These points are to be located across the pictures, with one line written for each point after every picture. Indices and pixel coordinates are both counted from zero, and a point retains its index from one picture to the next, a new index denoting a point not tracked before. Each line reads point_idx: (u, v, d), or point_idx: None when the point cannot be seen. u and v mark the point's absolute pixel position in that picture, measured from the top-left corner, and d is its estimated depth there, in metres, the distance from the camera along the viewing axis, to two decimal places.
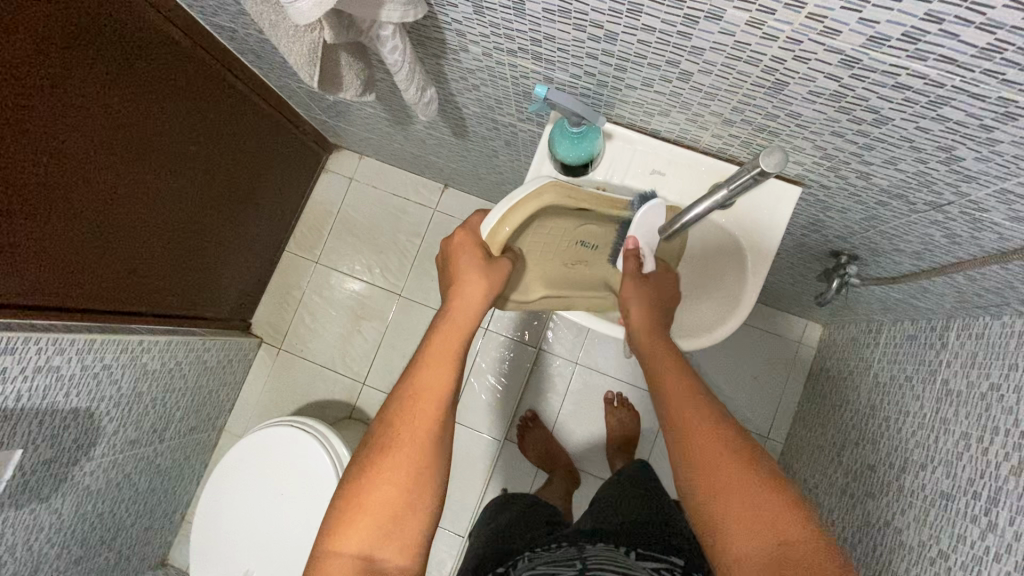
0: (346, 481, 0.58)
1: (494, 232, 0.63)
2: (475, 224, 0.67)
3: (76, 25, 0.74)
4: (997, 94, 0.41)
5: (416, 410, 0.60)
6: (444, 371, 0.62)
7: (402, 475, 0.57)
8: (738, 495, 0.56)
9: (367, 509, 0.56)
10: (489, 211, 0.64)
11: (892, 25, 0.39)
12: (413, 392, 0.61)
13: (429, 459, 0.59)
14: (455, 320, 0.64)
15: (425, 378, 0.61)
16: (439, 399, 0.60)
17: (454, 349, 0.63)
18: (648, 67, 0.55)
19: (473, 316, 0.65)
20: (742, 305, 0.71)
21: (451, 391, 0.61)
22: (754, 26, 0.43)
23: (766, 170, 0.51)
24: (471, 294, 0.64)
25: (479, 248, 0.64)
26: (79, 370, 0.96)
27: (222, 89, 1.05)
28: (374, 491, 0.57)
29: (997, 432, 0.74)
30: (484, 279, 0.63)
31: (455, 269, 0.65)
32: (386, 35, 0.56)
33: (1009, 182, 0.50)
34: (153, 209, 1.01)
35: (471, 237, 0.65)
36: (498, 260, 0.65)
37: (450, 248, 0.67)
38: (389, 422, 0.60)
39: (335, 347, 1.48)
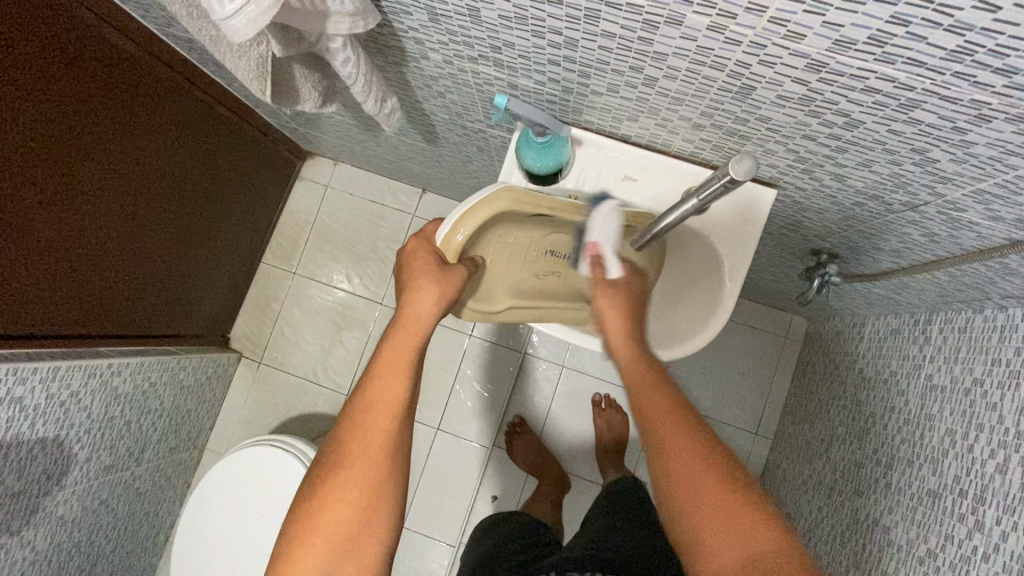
0: (298, 503, 0.56)
1: (450, 240, 0.61)
2: (430, 233, 0.66)
3: (18, 42, 0.70)
4: (969, 96, 0.39)
5: (368, 422, 0.57)
6: (397, 380, 0.59)
7: (355, 494, 0.55)
8: (712, 507, 0.53)
9: (319, 531, 0.54)
10: (444, 219, 0.63)
11: (857, 29, 0.37)
12: (365, 404, 0.58)
13: (385, 474, 0.57)
14: (406, 325, 0.61)
15: (377, 388, 0.58)
16: (393, 410, 0.58)
17: (408, 353, 0.60)
18: (612, 73, 0.53)
19: (426, 321, 0.62)
20: (721, 309, 0.69)
21: (406, 400, 0.59)
22: (716, 31, 0.41)
23: (736, 178, 0.50)
24: (425, 301, 0.61)
25: (434, 256, 0.63)
26: (44, 399, 0.93)
27: (187, 103, 1.02)
28: (326, 513, 0.55)
29: (982, 429, 0.73)
30: (439, 285, 0.61)
31: (409, 277, 0.63)
32: (336, 47, 0.53)
33: (986, 182, 0.49)
34: (120, 230, 0.98)
35: (426, 245, 0.64)
36: (455, 267, 0.62)
37: (405, 257, 0.65)
38: (342, 439, 0.57)
39: (316, 359, 1.45)
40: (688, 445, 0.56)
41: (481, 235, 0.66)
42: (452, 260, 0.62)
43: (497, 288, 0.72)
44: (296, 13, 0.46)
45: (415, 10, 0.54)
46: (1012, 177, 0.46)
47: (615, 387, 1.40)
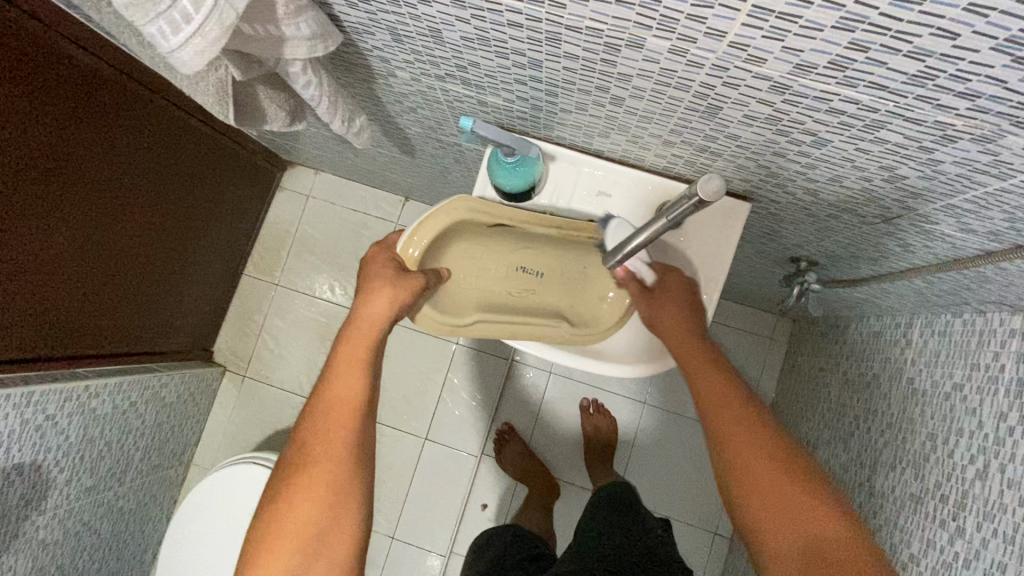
0: (264, 507, 0.55)
1: (402, 252, 0.66)
2: (391, 241, 0.68)
3: None
4: (934, 118, 0.39)
5: (329, 420, 0.56)
6: (355, 379, 0.58)
7: (321, 490, 0.54)
8: (777, 493, 0.53)
9: (287, 531, 0.53)
10: (403, 231, 0.68)
11: (817, 54, 0.36)
12: (324, 403, 0.57)
13: (348, 468, 0.55)
14: (360, 327, 0.60)
15: (334, 387, 0.57)
16: (351, 407, 0.57)
17: (363, 352, 0.59)
18: (579, 93, 0.52)
19: (378, 321, 0.60)
20: (700, 323, 0.68)
21: (365, 398, 0.58)
22: (677, 54, 0.41)
23: (706, 199, 0.49)
24: (379, 301, 0.61)
25: (390, 262, 0.65)
26: (18, 425, 0.91)
27: (162, 118, 1.00)
28: (292, 512, 0.53)
29: (961, 434, 0.73)
30: (392, 284, 0.62)
31: (363, 282, 0.63)
32: (295, 72, 0.52)
33: (955, 199, 0.48)
34: (94, 249, 0.97)
35: (383, 253, 0.66)
36: (412, 275, 0.64)
37: (363, 263, 0.66)
38: (304, 439, 0.56)
39: (301, 370, 1.44)
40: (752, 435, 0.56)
41: (440, 249, 0.69)
42: (408, 268, 0.65)
43: (465, 302, 0.72)
44: (249, 39, 0.45)
45: (377, 30, 0.53)
46: (982, 193, 0.46)
47: (602, 392, 1.39)
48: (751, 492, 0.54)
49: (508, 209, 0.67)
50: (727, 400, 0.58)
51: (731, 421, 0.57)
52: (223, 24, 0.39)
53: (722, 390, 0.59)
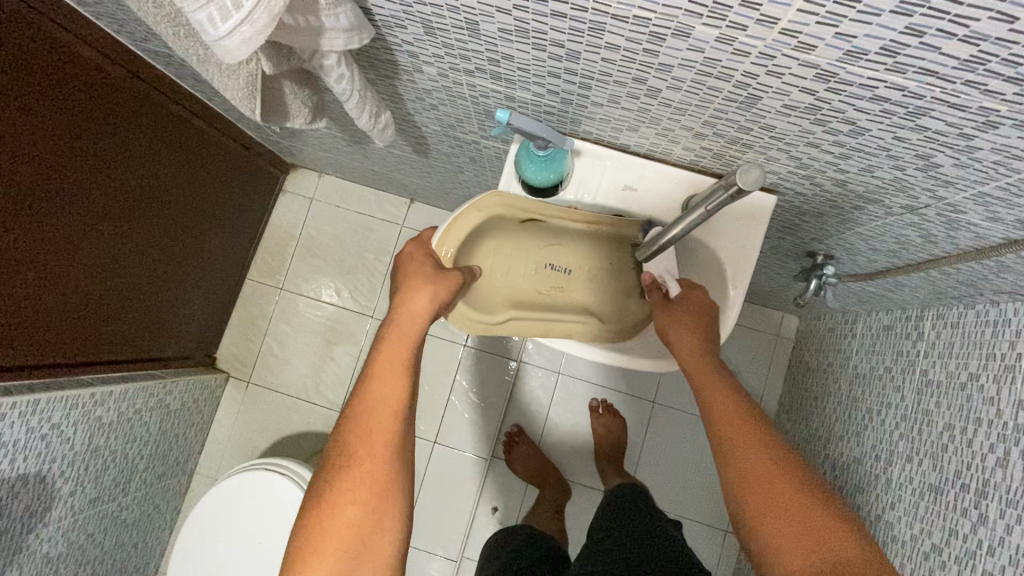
0: (305, 510, 0.53)
1: (437, 251, 0.67)
2: (427, 238, 0.69)
3: None
4: (979, 104, 0.39)
5: (372, 422, 0.55)
6: (397, 380, 0.57)
7: (364, 493, 0.53)
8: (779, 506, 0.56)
9: (329, 534, 0.52)
10: (436, 230, 0.69)
11: (869, 39, 0.36)
12: (366, 405, 0.56)
13: (391, 471, 0.54)
14: (402, 327, 0.61)
15: (377, 389, 0.57)
16: (394, 408, 0.56)
17: (404, 355, 0.59)
18: (614, 85, 0.52)
19: (418, 321, 0.61)
20: (725, 322, 0.68)
21: (406, 401, 0.57)
22: (725, 42, 0.41)
23: (744, 188, 0.50)
24: (420, 300, 0.61)
25: (428, 260, 0.66)
26: (23, 434, 0.88)
27: (163, 116, 0.99)
28: (335, 514, 0.52)
29: (981, 423, 0.74)
30: (432, 283, 0.63)
31: (402, 282, 0.64)
32: (330, 64, 0.51)
33: (987, 186, 0.49)
34: (96, 253, 0.95)
35: (420, 249, 0.67)
36: (449, 272, 0.65)
37: (400, 259, 0.67)
38: (344, 443, 0.55)
39: (306, 375, 1.42)
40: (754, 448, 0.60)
41: (472, 247, 0.70)
42: (444, 267, 0.66)
43: (497, 299, 0.73)
44: (289, 30, 0.45)
45: (409, 23, 0.53)
46: (1014, 180, 0.47)
47: (612, 393, 1.39)
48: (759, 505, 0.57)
49: (538, 204, 0.68)
50: (735, 418, 0.62)
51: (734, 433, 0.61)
52: (271, 12, 0.38)
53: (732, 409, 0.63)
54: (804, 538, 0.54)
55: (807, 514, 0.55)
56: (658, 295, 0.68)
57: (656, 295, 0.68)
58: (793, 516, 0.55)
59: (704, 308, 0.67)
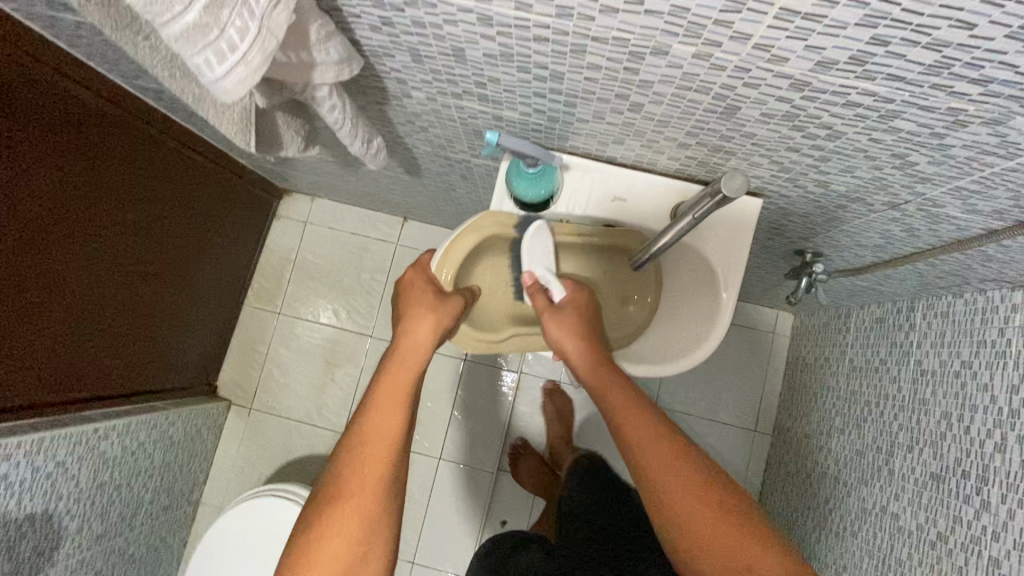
0: (295, 538, 0.54)
1: (438, 275, 0.68)
2: (426, 262, 0.70)
3: None
4: (947, 104, 0.41)
5: (367, 453, 0.56)
6: (395, 412, 0.58)
7: (354, 524, 0.53)
8: (689, 505, 0.58)
9: (317, 564, 0.51)
10: (435, 253, 0.70)
11: (839, 50, 0.38)
12: (363, 436, 0.57)
13: (383, 505, 0.55)
14: (404, 356, 0.63)
15: (375, 420, 0.58)
16: (389, 439, 0.57)
17: (404, 388, 0.60)
18: (598, 102, 0.54)
19: (421, 353, 0.63)
20: (721, 316, 0.69)
21: (403, 434, 0.58)
22: (701, 58, 0.43)
23: (729, 195, 0.52)
24: (424, 329, 0.64)
25: (430, 286, 0.67)
26: (29, 473, 0.88)
27: (152, 148, 1.00)
28: (325, 544, 0.52)
29: (976, 410, 0.76)
30: (434, 312, 0.65)
31: (404, 311, 0.66)
32: (322, 96, 0.52)
33: (963, 181, 0.51)
34: (93, 288, 0.96)
35: (420, 275, 0.68)
36: (451, 296, 0.67)
37: (401, 285, 0.69)
38: (340, 472, 0.56)
39: (307, 398, 1.42)
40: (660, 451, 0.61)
41: (471, 267, 0.72)
42: (446, 290, 0.68)
43: (497, 317, 0.75)
44: (283, 66, 0.46)
45: (397, 52, 0.54)
46: (989, 174, 0.48)
47: None
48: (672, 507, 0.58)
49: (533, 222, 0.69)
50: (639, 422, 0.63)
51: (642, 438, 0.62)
52: (265, 51, 0.39)
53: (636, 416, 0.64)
54: (715, 539, 0.56)
55: (708, 510, 0.57)
56: (544, 297, 0.71)
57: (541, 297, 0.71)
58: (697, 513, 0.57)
59: (587, 308, 0.72)
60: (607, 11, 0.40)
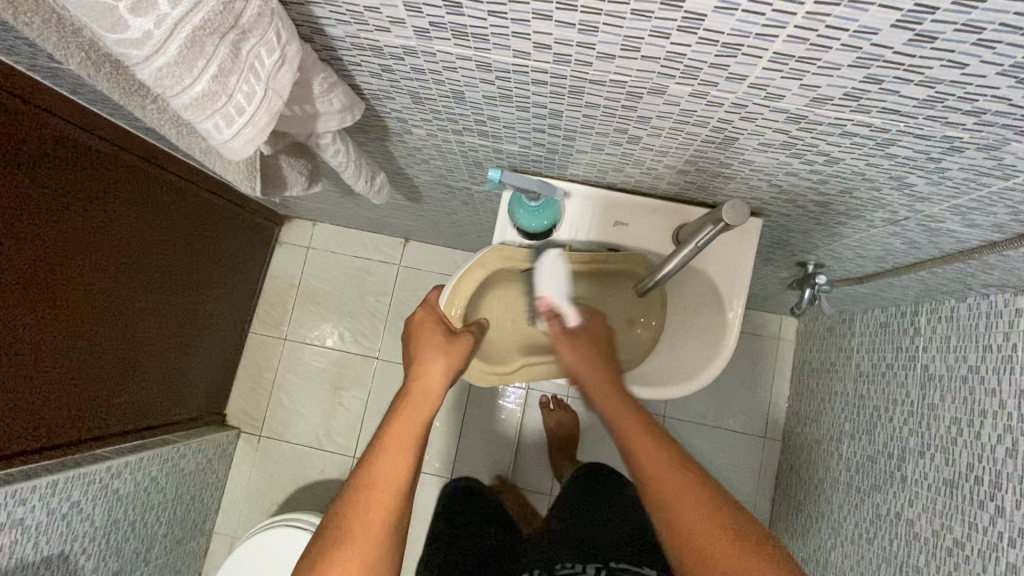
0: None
1: (447, 312, 0.69)
2: (434, 300, 0.71)
3: None
4: (942, 133, 0.42)
5: (373, 497, 0.56)
6: (403, 456, 0.59)
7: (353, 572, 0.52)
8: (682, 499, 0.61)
9: None
10: (443, 290, 0.70)
11: (833, 88, 0.39)
12: (370, 478, 0.57)
13: (383, 553, 0.54)
14: (416, 402, 0.63)
15: (382, 463, 0.58)
16: (395, 484, 0.57)
17: (414, 432, 0.61)
18: (597, 135, 0.55)
19: (432, 396, 0.64)
20: (727, 340, 0.69)
21: (409, 479, 0.58)
22: (698, 96, 0.43)
23: (731, 223, 0.52)
24: (434, 373, 0.65)
25: (439, 326, 0.68)
26: (46, 516, 0.89)
27: (154, 186, 1.01)
28: None
29: (986, 415, 0.76)
30: (445, 354, 0.66)
31: (415, 352, 0.67)
32: (326, 142, 0.53)
33: (961, 199, 0.52)
34: (100, 328, 0.96)
35: (431, 315, 0.69)
36: (460, 336, 0.68)
37: (411, 325, 0.69)
38: (343, 515, 0.55)
39: (316, 423, 1.42)
40: (653, 449, 0.65)
41: (479, 301, 0.73)
42: (455, 328, 0.69)
43: (508, 348, 0.76)
44: (289, 119, 0.47)
45: (397, 95, 0.55)
46: (987, 193, 0.49)
47: None
48: (665, 502, 0.61)
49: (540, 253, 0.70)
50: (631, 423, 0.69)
51: (635, 438, 0.67)
52: (271, 111, 0.40)
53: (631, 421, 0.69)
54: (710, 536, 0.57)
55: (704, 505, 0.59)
56: (557, 322, 0.74)
57: (556, 322, 0.74)
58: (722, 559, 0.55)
59: (602, 333, 0.75)
60: (602, 57, 0.41)
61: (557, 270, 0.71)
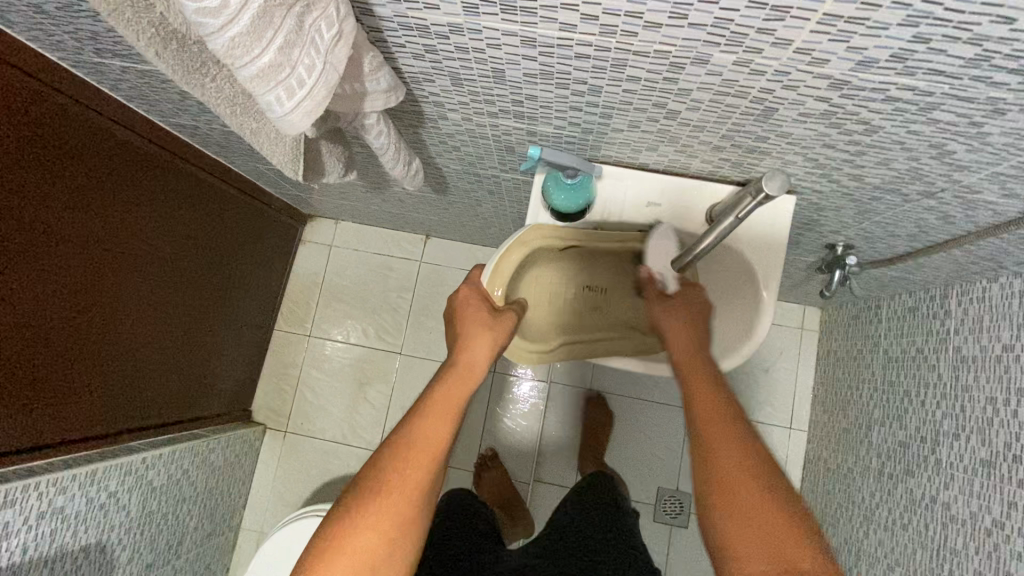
0: (327, 526, 0.55)
1: (490, 292, 0.71)
2: (478, 277, 0.72)
3: (23, 152, 0.71)
4: (987, 94, 0.42)
5: (412, 454, 0.58)
6: (445, 421, 0.61)
7: (387, 522, 0.55)
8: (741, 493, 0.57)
9: (344, 552, 0.53)
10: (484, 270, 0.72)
11: (879, 49, 0.40)
12: (413, 435, 0.59)
13: (416, 507, 0.56)
14: (461, 375, 0.65)
15: (427, 424, 0.60)
16: (435, 446, 0.59)
17: (457, 401, 0.63)
18: (635, 111, 0.55)
19: (476, 369, 0.66)
20: (762, 322, 0.69)
21: (447, 443, 0.60)
22: (742, 64, 0.44)
23: (771, 195, 0.53)
24: (479, 349, 0.67)
25: (484, 303, 0.70)
26: (84, 505, 0.90)
27: (186, 183, 1.03)
28: (355, 535, 0.53)
29: (1023, 393, 0.75)
30: (490, 331, 0.68)
31: (462, 326, 0.69)
32: (371, 123, 0.55)
33: (1001, 166, 0.52)
34: (136, 322, 0.98)
35: (475, 293, 0.71)
36: (504, 313, 0.70)
37: (456, 303, 0.72)
38: (382, 467, 0.57)
39: (340, 418, 1.43)
40: (723, 438, 0.61)
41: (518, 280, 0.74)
42: (499, 306, 0.71)
43: (547, 328, 0.76)
44: (338, 97, 0.48)
45: (437, 77, 0.57)
46: None
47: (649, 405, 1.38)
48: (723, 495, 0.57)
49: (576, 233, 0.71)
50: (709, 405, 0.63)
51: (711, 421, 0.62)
52: (329, 84, 0.41)
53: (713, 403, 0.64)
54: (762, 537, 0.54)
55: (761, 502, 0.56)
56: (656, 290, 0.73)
57: (653, 290, 0.73)
58: (758, 527, 0.54)
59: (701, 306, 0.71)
60: (650, 26, 0.42)
61: (661, 247, 0.71)
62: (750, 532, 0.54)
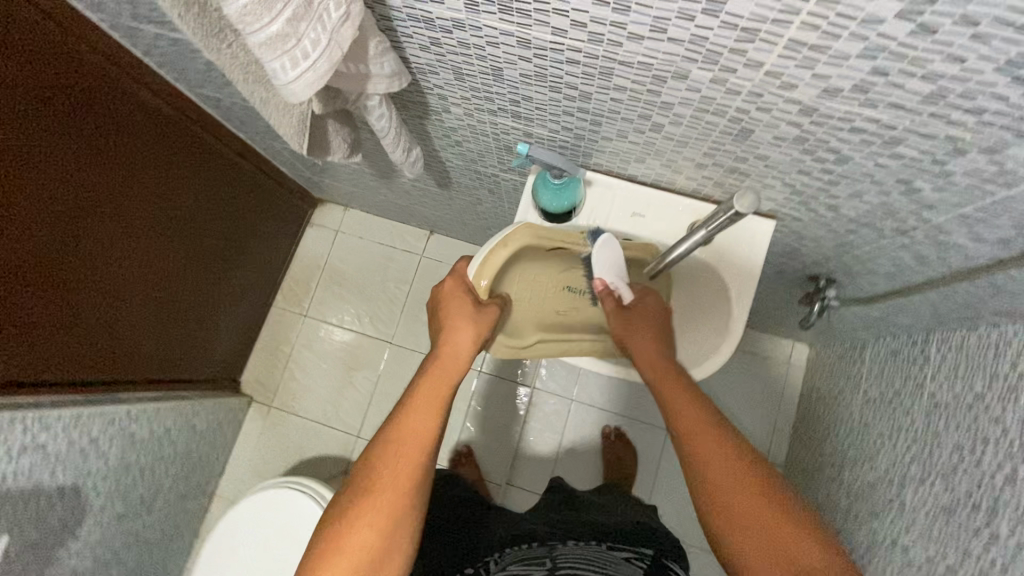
0: (326, 531, 0.58)
1: (475, 283, 0.71)
2: (462, 269, 0.73)
3: (51, 101, 0.75)
4: (946, 133, 0.44)
5: (401, 450, 0.61)
6: (430, 413, 0.63)
7: (380, 518, 0.57)
8: (744, 502, 0.59)
9: (344, 551, 0.56)
10: (471, 262, 0.72)
11: (843, 79, 0.42)
12: (399, 433, 0.62)
13: (411, 499, 0.59)
14: (445, 367, 0.67)
15: (413, 419, 0.63)
16: (423, 439, 0.62)
17: (442, 393, 0.65)
18: (622, 121, 0.59)
19: (461, 357, 0.68)
20: (732, 333, 0.72)
21: (436, 435, 0.63)
22: (718, 82, 0.47)
23: (741, 212, 0.55)
24: (461, 339, 0.69)
25: (467, 295, 0.71)
26: (65, 446, 0.94)
27: (205, 151, 1.08)
28: (353, 534, 0.57)
29: (987, 442, 0.76)
30: (473, 324, 0.69)
31: (444, 317, 0.71)
32: (373, 104, 0.58)
33: (967, 208, 0.53)
34: (140, 277, 1.02)
35: (458, 284, 0.71)
36: (488, 307, 0.71)
37: (438, 292, 0.72)
38: (373, 466, 0.60)
39: (326, 399, 1.46)
40: (712, 447, 0.62)
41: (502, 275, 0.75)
42: (483, 299, 0.71)
43: (524, 324, 0.79)
44: (343, 75, 0.52)
45: (440, 70, 0.60)
46: (990, 203, 0.50)
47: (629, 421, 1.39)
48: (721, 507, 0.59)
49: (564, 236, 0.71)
50: (694, 419, 0.64)
51: (695, 433, 0.63)
52: (332, 60, 0.45)
53: (695, 416, 0.64)
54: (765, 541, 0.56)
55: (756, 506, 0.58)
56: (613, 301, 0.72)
57: (611, 302, 0.72)
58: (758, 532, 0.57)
59: (656, 314, 0.72)
60: (633, 38, 0.45)
61: (610, 254, 0.69)
62: (758, 538, 0.57)
